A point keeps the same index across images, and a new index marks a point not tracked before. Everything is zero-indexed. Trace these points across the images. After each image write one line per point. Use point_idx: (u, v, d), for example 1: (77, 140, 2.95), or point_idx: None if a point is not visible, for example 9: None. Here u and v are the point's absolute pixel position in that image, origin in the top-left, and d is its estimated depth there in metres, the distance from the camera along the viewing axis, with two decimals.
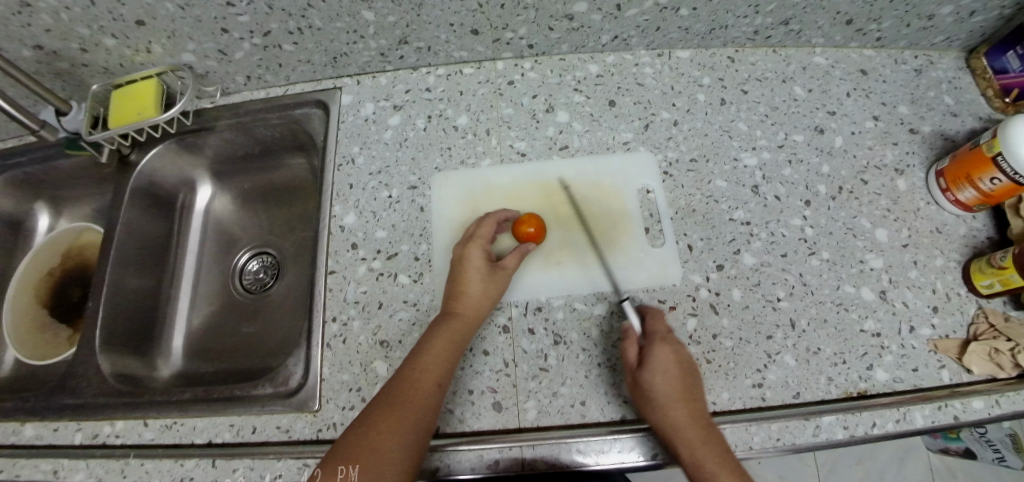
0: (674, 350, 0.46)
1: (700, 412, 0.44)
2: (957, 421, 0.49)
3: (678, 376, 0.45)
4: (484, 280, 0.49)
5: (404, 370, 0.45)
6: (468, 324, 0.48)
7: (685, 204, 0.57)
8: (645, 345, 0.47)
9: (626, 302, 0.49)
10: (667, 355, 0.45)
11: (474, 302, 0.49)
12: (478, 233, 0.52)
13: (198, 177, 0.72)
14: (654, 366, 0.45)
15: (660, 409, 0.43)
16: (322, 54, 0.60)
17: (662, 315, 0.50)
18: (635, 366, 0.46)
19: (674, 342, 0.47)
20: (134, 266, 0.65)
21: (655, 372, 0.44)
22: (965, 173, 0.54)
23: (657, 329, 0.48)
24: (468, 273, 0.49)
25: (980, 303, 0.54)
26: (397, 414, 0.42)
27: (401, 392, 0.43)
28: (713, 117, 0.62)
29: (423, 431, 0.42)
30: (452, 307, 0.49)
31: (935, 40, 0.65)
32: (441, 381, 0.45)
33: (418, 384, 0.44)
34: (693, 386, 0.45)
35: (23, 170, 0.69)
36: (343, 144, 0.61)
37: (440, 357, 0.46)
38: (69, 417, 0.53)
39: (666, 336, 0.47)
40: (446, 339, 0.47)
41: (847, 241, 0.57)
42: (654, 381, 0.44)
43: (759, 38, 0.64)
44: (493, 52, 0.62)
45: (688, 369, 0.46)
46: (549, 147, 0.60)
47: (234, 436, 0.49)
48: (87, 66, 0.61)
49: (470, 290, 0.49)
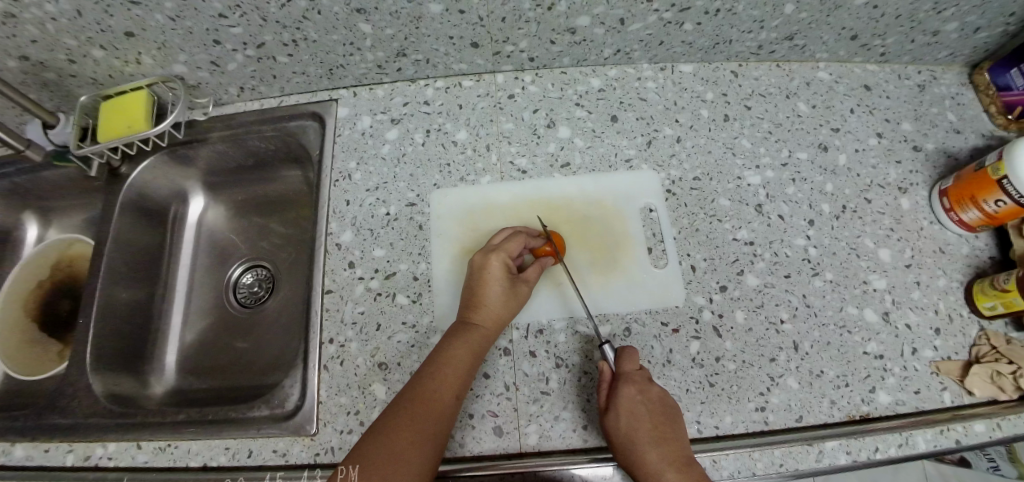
0: (644, 390, 0.44)
1: (680, 451, 0.42)
2: (959, 446, 0.48)
3: (648, 417, 0.43)
4: (505, 293, 0.48)
5: (422, 379, 0.44)
6: (487, 335, 0.48)
7: (688, 223, 0.56)
8: (612, 387, 0.45)
9: (602, 344, 0.47)
10: (631, 397, 0.43)
11: (493, 314, 0.48)
12: (505, 244, 0.50)
13: (191, 188, 0.71)
14: (619, 409, 0.44)
15: (631, 453, 0.42)
16: (318, 66, 0.59)
17: (636, 352, 0.48)
18: (604, 410, 0.45)
19: (645, 381, 0.45)
20: (125, 279, 0.64)
21: (620, 416, 0.43)
22: (969, 194, 0.53)
23: (626, 368, 0.46)
24: (489, 285, 0.48)
25: (982, 324, 0.54)
26: (417, 426, 0.41)
27: (420, 403, 0.42)
28: (716, 133, 0.61)
29: (439, 443, 0.41)
30: (469, 316, 0.48)
31: (938, 56, 0.65)
32: (459, 393, 0.44)
33: (437, 396, 0.43)
34: (669, 425, 0.43)
35: (10, 181, 0.67)
36: (340, 158, 0.60)
37: (461, 368, 0.45)
38: (60, 438, 0.51)
39: (637, 374, 0.45)
40: (465, 349, 0.46)
41: (850, 261, 0.56)
42: (620, 424, 0.43)
43: (763, 53, 0.63)
44: (492, 65, 0.61)
45: (663, 408, 0.44)
46: (550, 164, 0.59)
47: (230, 460, 0.48)
48: (75, 76, 0.60)
49: (490, 302, 0.48)
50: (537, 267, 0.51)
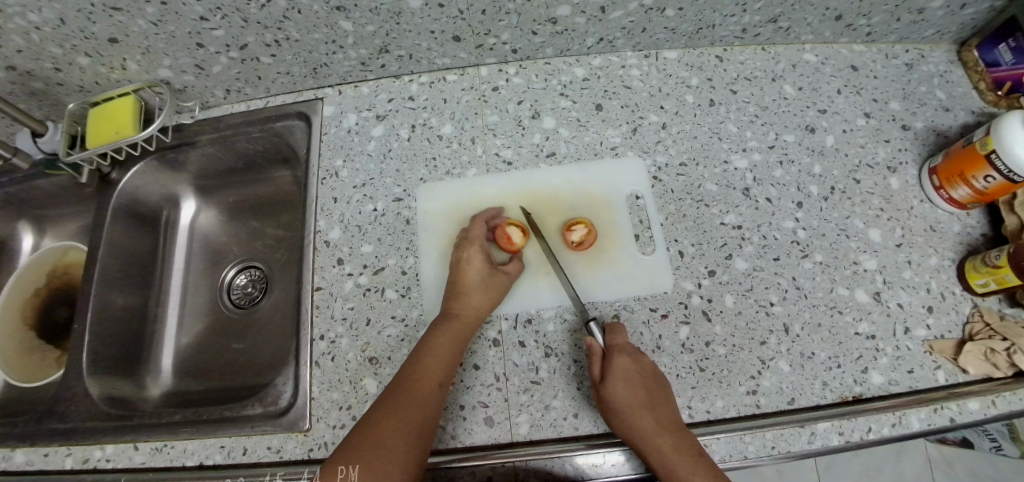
0: (635, 360, 0.46)
1: (670, 415, 0.44)
2: (953, 424, 0.48)
3: (642, 386, 0.45)
4: (483, 282, 0.50)
5: (407, 372, 0.45)
6: (468, 326, 0.48)
7: (675, 209, 0.56)
8: (606, 358, 0.46)
9: (590, 321, 0.48)
10: (627, 365, 0.45)
11: (474, 304, 0.49)
12: (477, 235, 0.53)
13: (182, 193, 0.71)
14: (615, 379, 0.45)
15: (628, 420, 0.44)
16: (301, 66, 0.59)
17: (623, 328, 0.50)
18: (599, 381, 0.46)
19: (635, 351, 0.47)
20: (120, 285, 0.64)
21: (618, 384, 0.44)
22: (959, 171, 0.53)
23: (616, 341, 0.47)
24: (469, 274, 0.50)
25: (974, 302, 0.53)
26: (402, 416, 0.41)
27: (406, 393, 0.43)
28: (702, 118, 0.61)
29: (427, 434, 0.42)
30: (451, 307, 0.49)
31: (925, 33, 0.64)
32: (442, 383, 0.45)
33: (421, 385, 0.44)
34: (659, 392, 0.45)
35: (3, 191, 0.67)
36: (327, 157, 0.60)
37: (443, 357, 0.46)
38: (59, 442, 0.52)
39: (627, 346, 0.47)
40: (447, 340, 0.47)
41: (840, 243, 0.56)
42: (616, 396, 0.44)
43: (747, 37, 0.63)
44: (476, 58, 0.61)
45: (651, 377, 0.46)
46: (536, 155, 0.59)
47: (225, 458, 0.48)
48: (62, 84, 0.60)
49: (470, 292, 0.49)
50: (517, 262, 0.53)
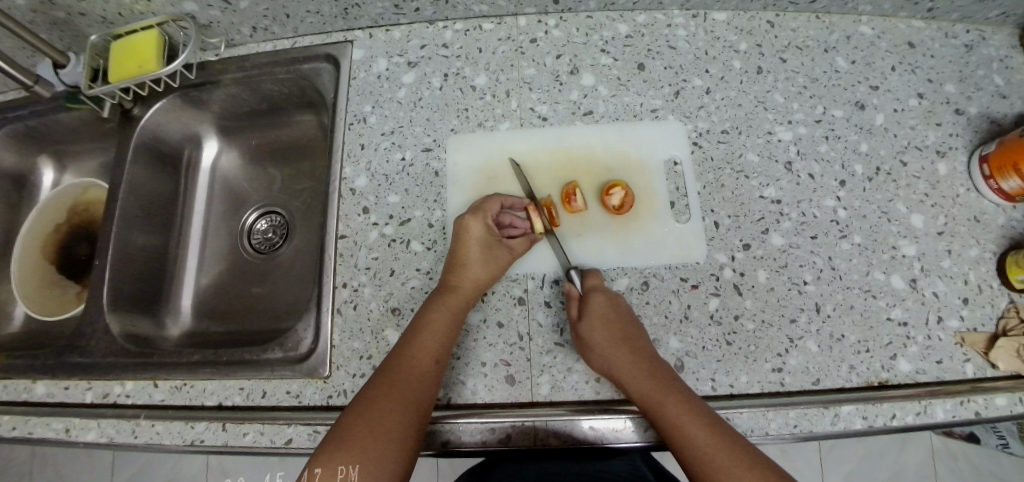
0: (611, 298, 0.47)
1: (644, 350, 0.45)
2: (978, 417, 0.47)
3: (616, 320, 0.45)
4: (483, 255, 0.48)
5: (404, 346, 0.44)
6: (466, 299, 0.47)
7: (714, 178, 0.54)
8: (582, 298, 0.47)
9: (571, 268, 0.49)
10: (602, 303, 0.46)
11: (473, 276, 0.47)
12: (484, 205, 0.51)
13: (204, 133, 0.70)
14: (591, 316, 0.45)
15: (604, 357, 0.44)
16: (332, 5, 0.56)
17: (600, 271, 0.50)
18: (576, 320, 0.46)
19: (610, 290, 0.48)
20: (141, 224, 0.64)
21: (594, 321, 0.45)
22: (1012, 160, 0.50)
23: (591, 282, 0.48)
24: (469, 246, 0.48)
25: (1012, 297, 0.51)
26: (398, 395, 0.41)
27: (400, 371, 0.42)
28: (748, 86, 0.58)
29: (422, 409, 0.41)
30: (449, 279, 0.48)
31: (990, 13, 0.60)
32: (439, 357, 0.44)
33: (415, 361, 0.43)
34: (632, 328, 0.46)
35: (24, 123, 0.67)
36: (355, 102, 0.58)
37: (439, 332, 0.45)
38: (79, 376, 0.52)
39: (603, 286, 0.48)
40: (445, 313, 0.46)
41: (881, 226, 0.54)
42: (592, 331, 0.44)
43: (803, 2, 0.59)
44: (514, 7, 0.58)
45: (625, 314, 0.47)
46: (572, 112, 0.56)
47: (245, 400, 0.49)
48: (85, 14, 0.58)
49: (470, 264, 0.48)
50: (523, 238, 0.51)
